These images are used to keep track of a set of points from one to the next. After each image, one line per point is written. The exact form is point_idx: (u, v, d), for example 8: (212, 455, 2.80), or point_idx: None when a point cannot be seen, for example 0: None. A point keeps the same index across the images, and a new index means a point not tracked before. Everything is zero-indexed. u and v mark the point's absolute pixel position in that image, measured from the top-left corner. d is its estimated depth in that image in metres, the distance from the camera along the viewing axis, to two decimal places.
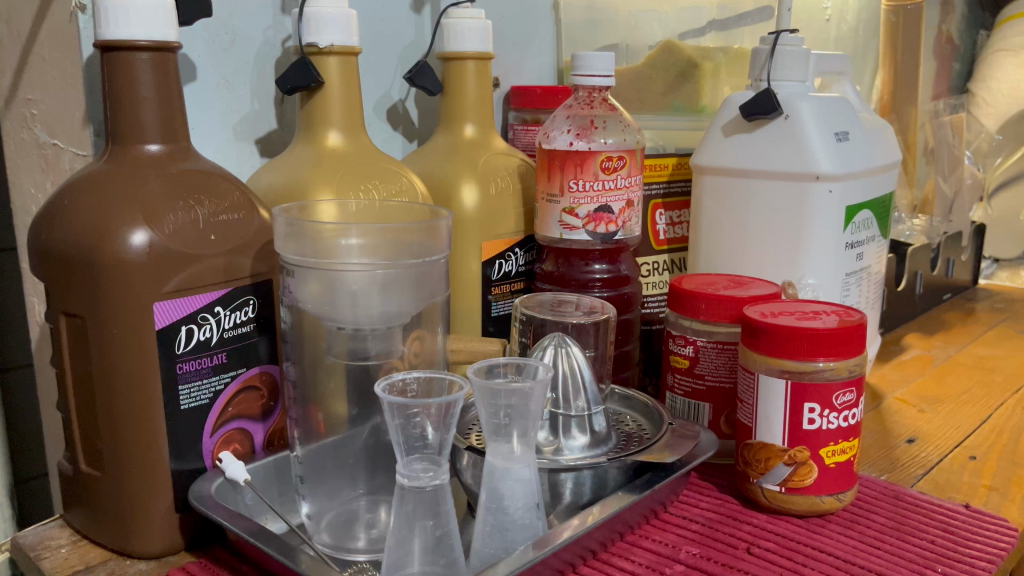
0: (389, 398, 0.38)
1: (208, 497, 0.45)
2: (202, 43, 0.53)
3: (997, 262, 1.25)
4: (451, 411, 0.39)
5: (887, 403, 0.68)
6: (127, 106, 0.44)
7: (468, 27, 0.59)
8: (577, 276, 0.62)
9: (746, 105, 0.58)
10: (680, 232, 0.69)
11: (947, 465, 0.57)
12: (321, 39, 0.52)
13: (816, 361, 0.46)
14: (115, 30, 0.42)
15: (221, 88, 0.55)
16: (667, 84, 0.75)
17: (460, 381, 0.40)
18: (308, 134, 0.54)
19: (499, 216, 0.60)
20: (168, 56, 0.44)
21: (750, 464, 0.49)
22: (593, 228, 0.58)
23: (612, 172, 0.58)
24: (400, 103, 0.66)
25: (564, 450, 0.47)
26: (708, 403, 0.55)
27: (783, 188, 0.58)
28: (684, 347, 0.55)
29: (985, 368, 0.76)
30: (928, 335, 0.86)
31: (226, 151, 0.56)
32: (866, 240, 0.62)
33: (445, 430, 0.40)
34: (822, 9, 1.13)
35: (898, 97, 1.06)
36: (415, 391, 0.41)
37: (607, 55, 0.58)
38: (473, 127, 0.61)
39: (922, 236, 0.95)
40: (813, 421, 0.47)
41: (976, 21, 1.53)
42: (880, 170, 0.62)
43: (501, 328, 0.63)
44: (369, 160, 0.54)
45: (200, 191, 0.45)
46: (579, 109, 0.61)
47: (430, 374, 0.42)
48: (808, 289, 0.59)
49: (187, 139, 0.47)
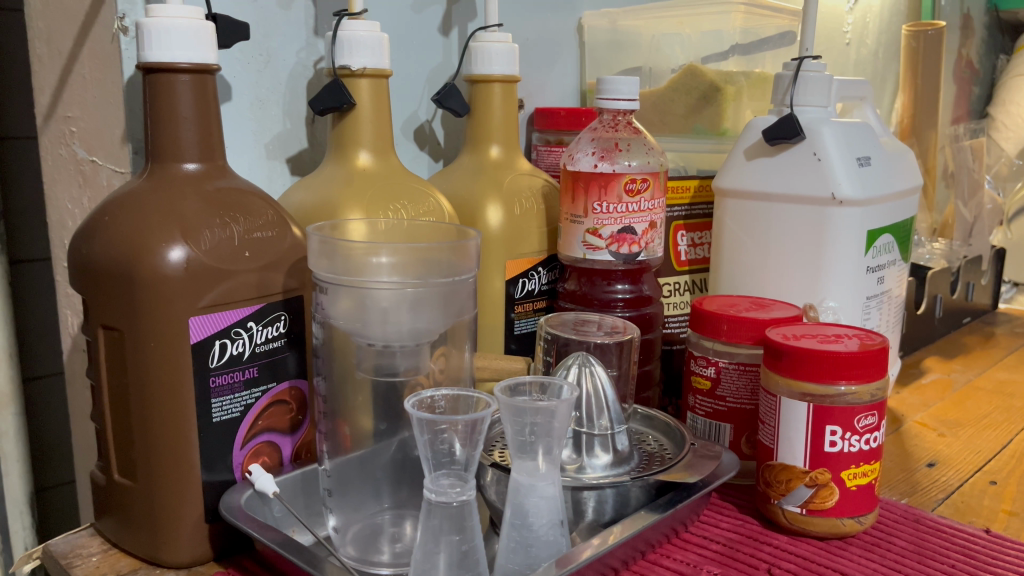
0: (417, 414, 0.39)
1: (237, 509, 0.45)
2: (238, 64, 0.55)
3: (1017, 286, 1.25)
4: (478, 428, 0.40)
5: (907, 427, 0.68)
6: (167, 125, 0.45)
7: (495, 51, 0.61)
8: (600, 296, 0.62)
9: (769, 129, 0.59)
10: (701, 253, 0.70)
11: (967, 489, 0.57)
12: (354, 62, 0.53)
13: (839, 384, 0.47)
14: (158, 53, 0.44)
15: (254, 108, 0.56)
16: (689, 106, 0.75)
17: (486, 399, 0.41)
18: (339, 154, 0.55)
19: (524, 235, 0.61)
20: (208, 78, 0.46)
21: (771, 485, 0.49)
22: (616, 249, 0.59)
23: (636, 195, 0.58)
24: (427, 124, 0.67)
25: (587, 468, 0.48)
26: (729, 424, 0.55)
27: (805, 213, 0.59)
28: (705, 368, 0.56)
29: (1005, 393, 0.76)
30: (947, 359, 0.86)
31: (258, 169, 0.57)
32: (887, 264, 0.63)
33: (472, 447, 0.40)
34: (842, 32, 1.14)
35: (918, 121, 1.07)
36: (443, 408, 0.42)
37: (632, 79, 0.59)
38: (498, 148, 0.63)
39: (941, 259, 0.95)
40: (835, 444, 0.47)
41: (996, 45, 1.54)
42: (901, 195, 0.63)
43: (523, 345, 0.63)
44: (399, 180, 0.55)
45: (235, 209, 0.46)
46: (603, 132, 0.62)
47: (458, 391, 0.42)
48: (829, 311, 0.60)
49: (223, 158, 0.48)
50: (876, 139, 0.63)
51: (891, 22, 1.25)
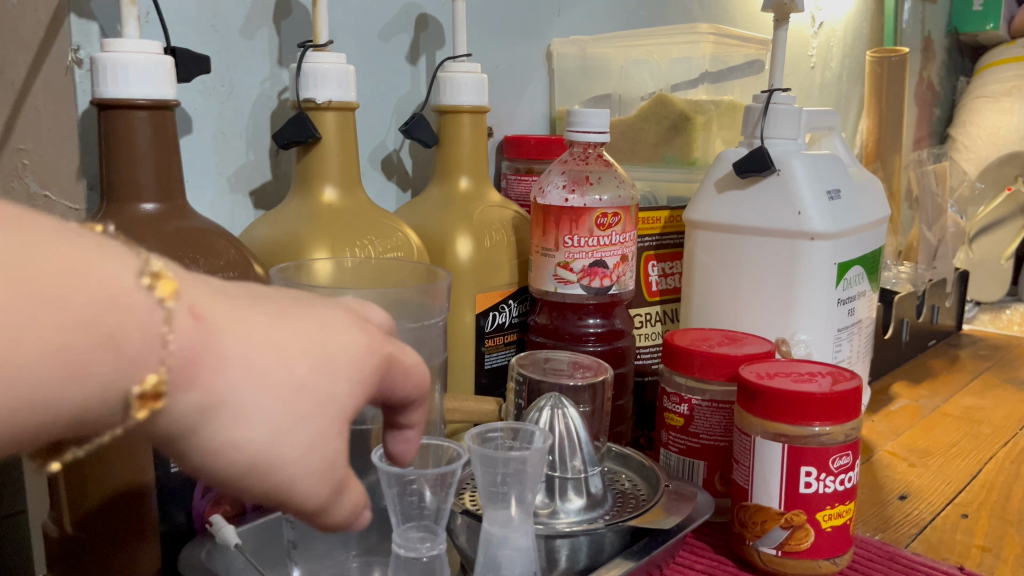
0: (385, 468, 0.38)
1: (197, 565, 0.43)
2: (199, 96, 0.53)
3: (979, 305, 1.27)
4: (449, 478, 0.39)
5: (878, 456, 0.68)
6: (124, 163, 0.44)
7: (465, 82, 0.60)
8: (572, 329, 0.62)
9: (740, 162, 0.59)
10: (672, 283, 0.69)
11: (940, 523, 0.57)
12: (319, 95, 0.52)
13: (812, 426, 0.46)
14: (114, 89, 0.43)
15: (216, 140, 0.55)
16: (660, 135, 0.75)
17: (456, 449, 0.41)
18: (303, 188, 0.53)
19: (494, 268, 0.60)
20: (167, 114, 0.44)
21: (746, 526, 0.49)
22: (587, 283, 0.58)
23: (607, 228, 0.58)
24: (395, 153, 0.66)
25: (560, 513, 0.47)
26: (703, 461, 0.55)
27: (776, 246, 0.59)
28: (678, 405, 0.55)
29: (973, 419, 0.77)
30: (915, 384, 0.87)
31: (220, 203, 0.56)
32: (857, 295, 0.63)
33: (443, 496, 0.39)
34: (807, 56, 1.15)
35: (883, 144, 1.08)
36: (411, 460, 0.41)
37: (603, 111, 0.58)
38: (468, 180, 0.62)
39: (908, 283, 0.96)
40: (809, 485, 0.47)
41: (956, 67, 1.56)
42: (870, 227, 0.63)
43: (494, 380, 0.62)
44: (366, 215, 0.54)
45: (195, 250, 0.45)
46: (574, 164, 0.61)
47: (425, 442, 0.41)
48: (801, 344, 0.59)
49: (183, 196, 0.46)
50: (845, 170, 0.63)
51: (855, 46, 1.26)
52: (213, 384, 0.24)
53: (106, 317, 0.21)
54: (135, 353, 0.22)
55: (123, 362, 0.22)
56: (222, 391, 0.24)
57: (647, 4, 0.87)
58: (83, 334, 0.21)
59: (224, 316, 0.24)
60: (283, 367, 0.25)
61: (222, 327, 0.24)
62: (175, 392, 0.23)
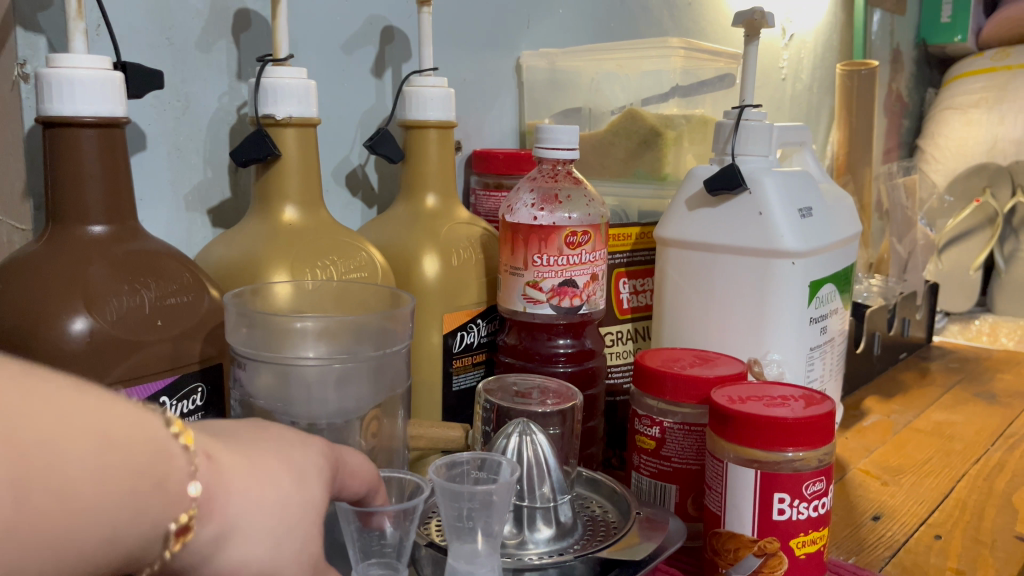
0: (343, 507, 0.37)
1: None
2: (153, 111, 0.51)
3: (948, 316, 1.28)
4: (411, 512, 0.38)
5: (850, 475, 0.67)
6: (70, 184, 0.42)
7: (431, 96, 0.58)
8: (542, 350, 0.60)
9: (710, 179, 0.58)
10: (643, 300, 0.68)
11: (913, 545, 0.56)
12: (279, 111, 0.50)
13: (786, 451, 0.45)
14: (59, 106, 0.41)
15: (171, 157, 0.53)
16: (630, 150, 0.74)
17: (417, 481, 0.40)
18: (262, 207, 0.52)
19: (461, 287, 0.59)
20: (116, 132, 0.43)
21: (719, 554, 0.48)
22: (557, 302, 0.57)
23: (576, 247, 0.57)
24: (360, 168, 0.64)
25: (529, 543, 0.45)
26: (675, 485, 0.53)
27: (748, 265, 0.58)
28: (650, 428, 0.54)
29: (944, 435, 0.76)
30: (887, 398, 0.87)
31: (176, 222, 0.54)
32: (830, 312, 0.62)
33: (406, 529, 0.38)
34: (778, 68, 1.15)
35: (852, 158, 1.09)
36: None
37: (572, 127, 0.57)
38: (435, 197, 0.60)
39: (879, 296, 0.96)
40: (783, 512, 0.46)
41: (924, 78, 1.58)
42: (842, 244, 0.62)
43: (462, 402, 0.61)
44: (328, 234, 0.52)
45: (146, 273, 0.43)
46: (543, 182, 0.60)
47: (390, 474, 0.41)
48: (773, 364, 0.58)
49: (135, 217, 0.44)
50: (816, 187, 0.63)
51: (825, 58, 1.26)
52: (227, 513, 0.27)
53: (159, 460, 0.25)
54: (177, 491, 0.25)
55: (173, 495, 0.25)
56: (231, 519, 0.27)
57: (617, 16, 0.86)
58: (139, 478, 0.24)
59: (225, 454, 0.28)
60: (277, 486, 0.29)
61: (224, 469, 0.27)
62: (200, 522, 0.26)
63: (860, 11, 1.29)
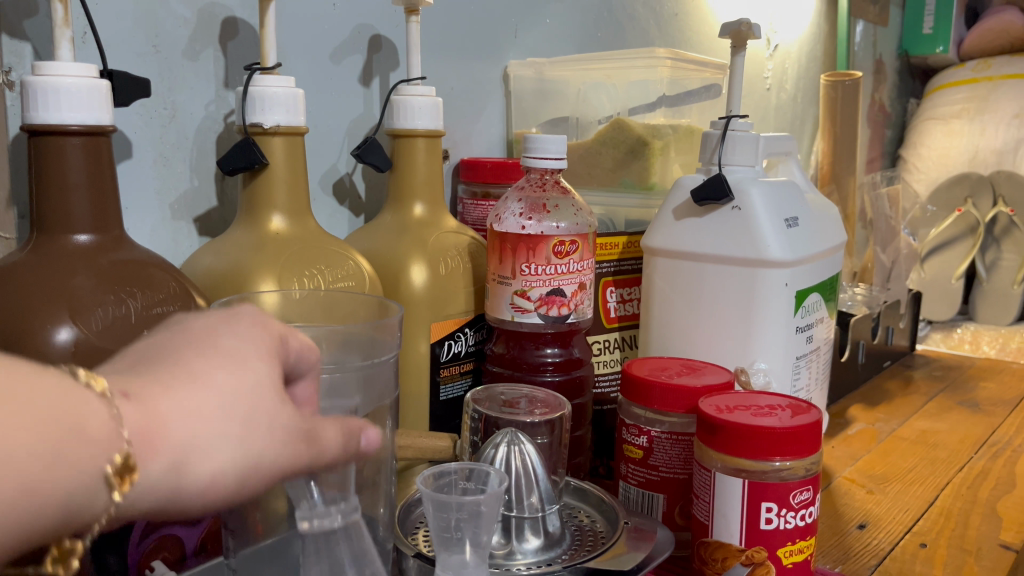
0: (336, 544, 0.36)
1: None
2: (139, 119, 0.51)
3: (931, 325, 1.29)
4: None
5: (836, 483, 0.68)
6: (56, 192, 0.41)
7: (419, 105, 0.58)
8: (529, 359, 0.60)
9: (697, 190, 0.58)
10: (630, 309, 0.68)
11: (899, 553, 0.56)
12: (267, 119, 0.50)
13: (773, 461, 0.45)
14: (46, 114, 0.40)
15: (158, 165, 0.52)
16: (617, 160, 0.74)
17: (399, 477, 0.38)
18: (250, 216, 0.51)
19: (449, 296, 0.59)
20: (102, 140, 0.42)
21: (706, 564, 0.48)
22: (545, 311, 0.57)
23: (564, 256, 0.57)
24: (347, 177, 0.64)
25: (517, 554, 0.45)
26: (663, 494, 0.53)
27: (735, 274, 0.58)
28: (637, 437, 0.54)
29: (928, 444, 0.77)
30: (871, 407, 0.87)
31: (161, 231, 0.53)
32: (816, 322, 0.62)
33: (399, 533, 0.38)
34: (763, 78, 1.16)
35: (837, 167, 1.09)
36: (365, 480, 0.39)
37: (559, 137, 0.58)
38: (422, 206, 0.60)
39: (863, 305, 0.97)
40: (770, 521, 0.46)
41: (907, 89, 1.59)
42: (827, 254, 0.63)
43: (449, 411, 0.61)
44: (316, 244, 0.52)
45: (132, 284, 0.42)
46: (531, 191, 0.60)
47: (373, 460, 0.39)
48: (760, 373, 0.58)
49: (121, 227, 0.44)
50: (802, 197, 0.63)
51: (809, 68, 1.28)
52: (173, 441, 0.24)
53: (74, 406, 0.22)
54: (105, 433, 0.22)
55: (97, 445, 0.21)
56: (182, 447, 0.24)
57: (604, 26, 0.86)
58: (53, 424, 0.21)
59: (149, 380, 0.24)
60: (227, 387, 0.25)
61: (147, 391, 0.24)
62: (146, 462, 0.23)
63: (844, 22, 1.30)
